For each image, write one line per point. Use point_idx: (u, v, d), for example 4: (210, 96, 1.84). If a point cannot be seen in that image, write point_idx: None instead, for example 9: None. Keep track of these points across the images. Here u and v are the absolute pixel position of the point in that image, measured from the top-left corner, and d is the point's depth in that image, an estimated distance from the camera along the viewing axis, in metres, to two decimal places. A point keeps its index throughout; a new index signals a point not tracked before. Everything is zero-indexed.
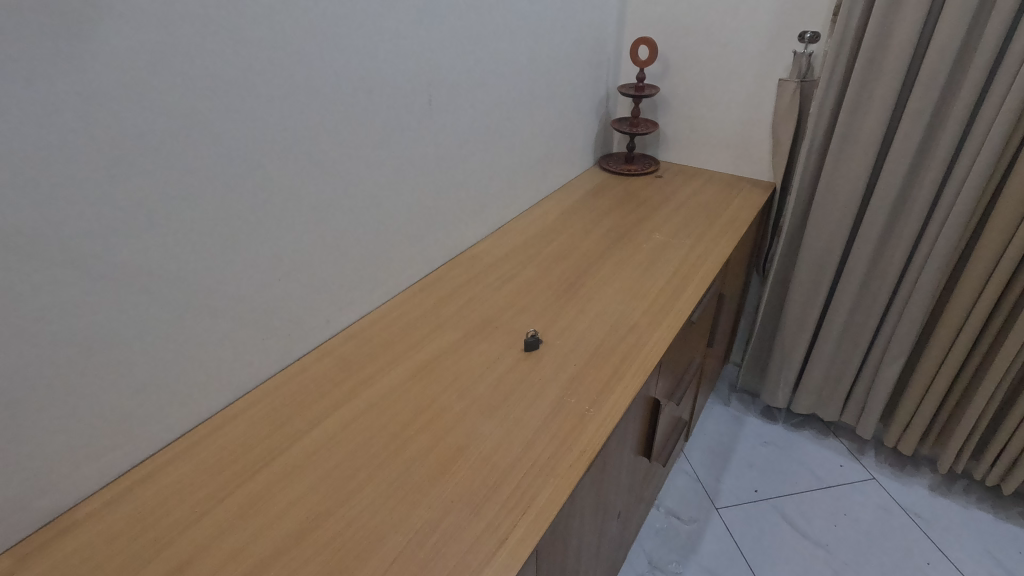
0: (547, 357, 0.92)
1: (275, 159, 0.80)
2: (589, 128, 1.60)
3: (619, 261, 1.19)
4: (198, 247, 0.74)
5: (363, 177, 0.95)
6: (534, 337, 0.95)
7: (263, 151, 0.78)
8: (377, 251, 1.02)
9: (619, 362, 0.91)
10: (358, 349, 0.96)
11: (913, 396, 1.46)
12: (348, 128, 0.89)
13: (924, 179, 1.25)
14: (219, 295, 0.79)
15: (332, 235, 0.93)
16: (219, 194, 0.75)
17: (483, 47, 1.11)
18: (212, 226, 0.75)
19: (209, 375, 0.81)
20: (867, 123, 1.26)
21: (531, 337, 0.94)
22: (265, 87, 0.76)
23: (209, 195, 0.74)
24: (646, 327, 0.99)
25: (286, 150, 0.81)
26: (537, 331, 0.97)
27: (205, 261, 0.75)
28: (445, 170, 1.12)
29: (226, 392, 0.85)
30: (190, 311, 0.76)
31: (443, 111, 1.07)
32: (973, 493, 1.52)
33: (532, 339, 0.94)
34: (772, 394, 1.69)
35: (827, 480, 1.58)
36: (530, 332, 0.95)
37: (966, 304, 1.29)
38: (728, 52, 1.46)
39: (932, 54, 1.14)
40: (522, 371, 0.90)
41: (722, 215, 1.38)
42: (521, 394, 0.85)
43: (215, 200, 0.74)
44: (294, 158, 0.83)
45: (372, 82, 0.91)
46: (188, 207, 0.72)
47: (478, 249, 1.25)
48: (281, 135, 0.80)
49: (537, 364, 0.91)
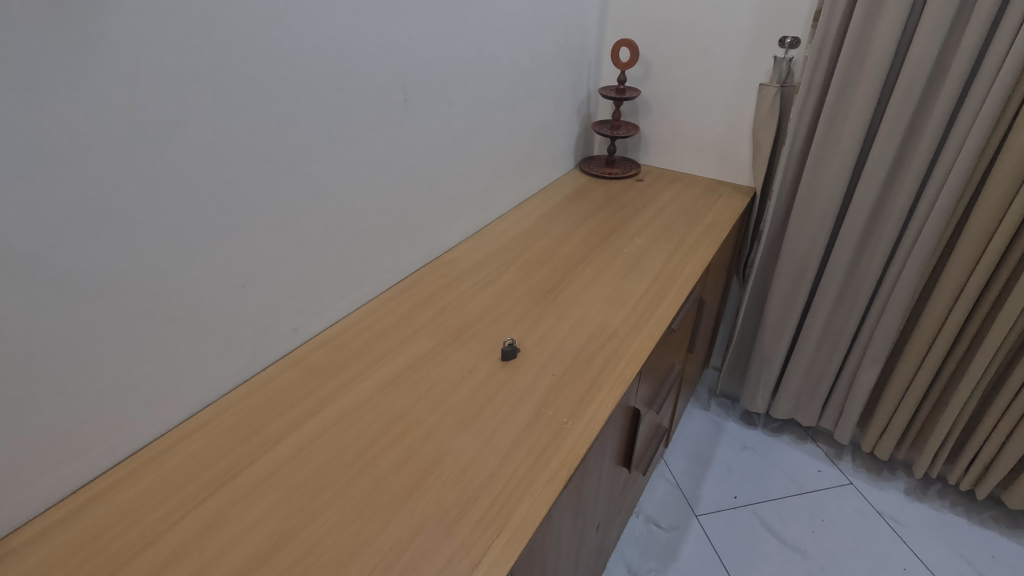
0: (525, 366, 0.90)
1: (239, 159, 0.76)
2: (570, 130, 1.58)
3: (599, 267, 1.17)
4: (156, 252, 0.70)
5: (335, 178, 0.91)
6: (512, 345, 0.92)
7: (226, 148, 0.74)
8: (349, 255, 0.98)
9: (598, 371, 0.89)
10: (328, 358, 0.92)
11: (890, 400, 1.47)
12: (319, 127, 0.86)
13: (902, 186, 1.25)
14: (179, 302, 0.74)
15: (302, 238, 0.89)
16: (179, 197, 0.70)
17: (461, 46, 1.08)
18: (172, 230, 0.71)
19: (170, 385, 0.77)
20: (846, 128, 1.26)
21: (509, 346, 0.91)
22: (232, 81, 0.72)
23: (172, 197, 0.69)
24: (626, 334, 0.97)
25: (252, 147, 0.77)
26: (514, 339, 0.94)
27: (164, 267, 0.71)
28: (422, 171, 1.08)
29: (186, 405, 0.80)
30: (147, 319, 0.71)
31: (421, 110, 1.03)
32: (947, 497, 1.53)
33: (510, 348, 0.91)
34: (752, 398, 1.69)
35: (805, 485, 1.58)
36: (508, 340, 0.92)
37: (942, 310, 1.30)
38: (709, 55, 1.45)
39: (911, 61, 1.14)
40: (499, 381, 0.87)
41: (703, 219, 1.37)
42: (499, 405, 0.83)
43: (178, 201, 0.70)
44: (260, 156, 0.78)
45: (345, 79, 0.87)
46: (148, 208, 0.67)
47: (456, 253, 1.22)
48: (247, 132, 0.76)
49: (514, 374, 0.88)
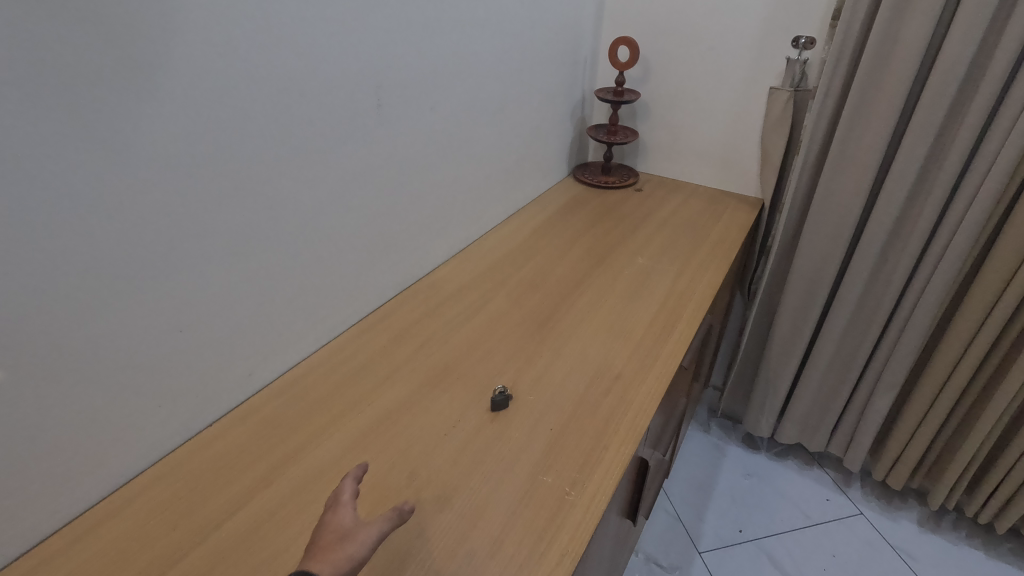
0: (519, 420, 0.77)
1: (167, 180, 0.62)
2: (564, 135, 1.46)
3: (599, 291, 1.05)
4: (62, 298, 0.57)
5: (294, 197, 0.77)
6: (503, 394, 0.79)
7: (146, 167, 0.60)
8: (313, 284, 0.85)
9: (603, 424, 0.76)
10: (286, 411, 0.79)
11: (905, 428, 1.37)
12: (273, 138, 0.72)
13: (926, 202, 1.15)
14: (87, 357, 0.60)
15: (254, 268, 0.75)
16: (93, 229, 0.57)
17: (443, 42, 0.95)
18: (84, 270, 0.58)
19: (82, 455, 0.63)
20: (866, 139, 1.15)
21: (500, 395, 0.79)
22: (153, 84, 0.58)
23: (81, 227, 0.56)
24: (633, 376, 0.85)
25: (186, 164, 0.63)
26: (505, 385, 0.82)
27: (75, 315, 0.58)
28: (400, 185, 0.95)
29: (112, 474, 0.67)
30: (53, 381, 0.58)
31: (396, 116, 0.90)
32: (963, 528, 1.44)
33: (500, 399, 0.79)
34: (756, 422, 1.59)
35: (813, 517, 1.48)
36: (498, 387, 0.80)
37: (966, 335, 1.20)
38: (715, 56, 1.33)
39: (941, 66, 1.03)
40: (487, 439, 0.74)
41: (708, 234, 1.26)
42: (487, 470, 0.70)
43: (90, 232, 0.57)
44: (196, 174, 0.64)
45: (304, 80, 0.73)
46: (49, 246, 0.54)
47: (439, 274, 1.09)
48: (179, 148, 0.62)
49: (506, 430, 0.76)
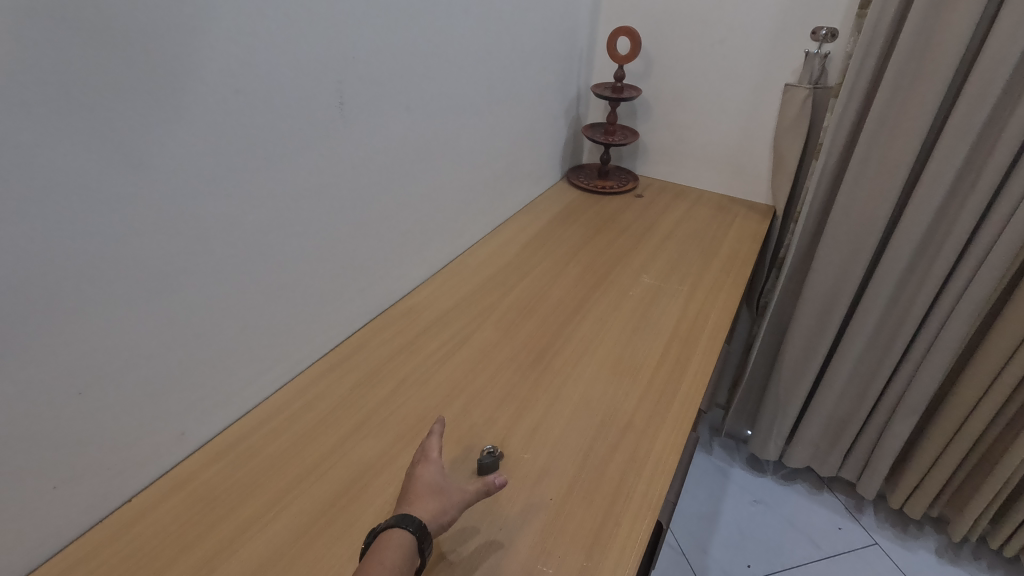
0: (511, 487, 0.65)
1: (40, 201, 0.47)
2: (557, 135, 1.32)
3: (601, 316, 0.92)
4: None
5: (234, 217, 0.63)
6: (491, 456, 0.66)
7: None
8: (263, 319, 0.71)
9: (613, 491, 0.64)
10: (225, 481, 0.65)
11: (926, 455, 1.27)
12: (203, 144, 0.58)
13: (960, 213, 1.04)
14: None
15: (181, 306, 0.60)
16: None
17: (420, 29, 0.81)
18: None
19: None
20: (894, 143, 1.04)
21: (489, 458, 0.66)
22: (154, 104, 0.52)
23: None
24: (646, 425, 0.72)
25: (75, 180, 0.48)
26: (495, 444, 0.69)
27: None
28: (369, 198, 0.81)
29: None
30: None
31: (363, 117, 0.76)
32: (984, 558, 1.34)
33: (489, 462, 0.65)
34: (763, 445, 1.48)
35: (826, 548, 1.37)
36: (487, 448, 0.67)
37: (1000, 357, 1.10)
38: (724, 49, 1.21)
39: (986, 60, 0.92)
40: (474, 515, 0.61)
41: (720, 247, 1.13)
42: (474, 556, 0.57)
43: None
44: (85, 192, 0.50)
45: (241, 73, 0.59)
46: None
47: (417, 297, 0.96)
48: (59, 160, 0.47)
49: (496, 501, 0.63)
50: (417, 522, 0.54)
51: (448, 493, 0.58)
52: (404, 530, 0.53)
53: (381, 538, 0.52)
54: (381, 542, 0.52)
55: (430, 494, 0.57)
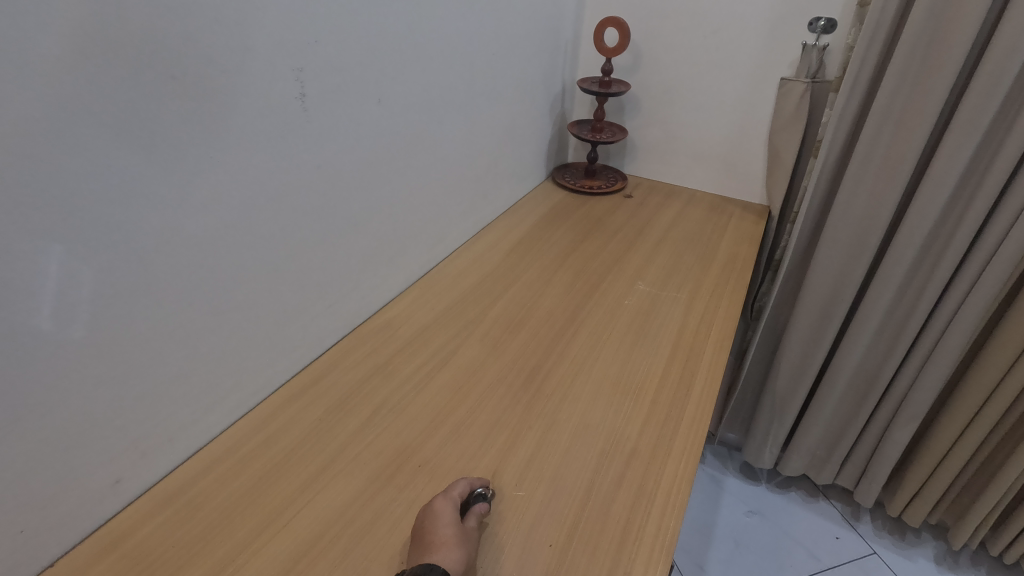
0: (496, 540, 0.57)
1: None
2: (542, 132, 1.25)
3: (597, 329, 0.85)
4: None
5: (176, 227, 0.54)
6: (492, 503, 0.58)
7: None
8: (215, 343, 0.62)
9: (620, 534, 0.56)
10: (169, 537, 0.56)
11: (926, 462, 1.23)
12: (127, 139, 0.48)
13: (965, 212, 0.99)
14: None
15: (108, 333, 0.51)
16: None
17: (392, 12, 0.72)
18: None
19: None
20: (899, 139, 0.98)
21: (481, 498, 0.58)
22: (202, 120, 0.53)
23: None
24: (651, 452, 0.65)
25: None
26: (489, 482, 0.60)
27: None
28: (338, 201, 0.73)
29: None
30: None
31: (328, 111, 0.67)
32: (982, 565, 1.31)
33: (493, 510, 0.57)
34: (758, 454, 1.43)
35: (824, 560, 1.33)
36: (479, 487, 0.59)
37: (1005, 362, 1.06)
38: (717, 41, 1.15)
39: (997, 50, 0.87)
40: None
41: (716, 251, 1.07)
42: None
43: None
44: (109, 205, 0.48)
45: (179, 57, 0.50)
46: None
47: (394, 311, 0.88)
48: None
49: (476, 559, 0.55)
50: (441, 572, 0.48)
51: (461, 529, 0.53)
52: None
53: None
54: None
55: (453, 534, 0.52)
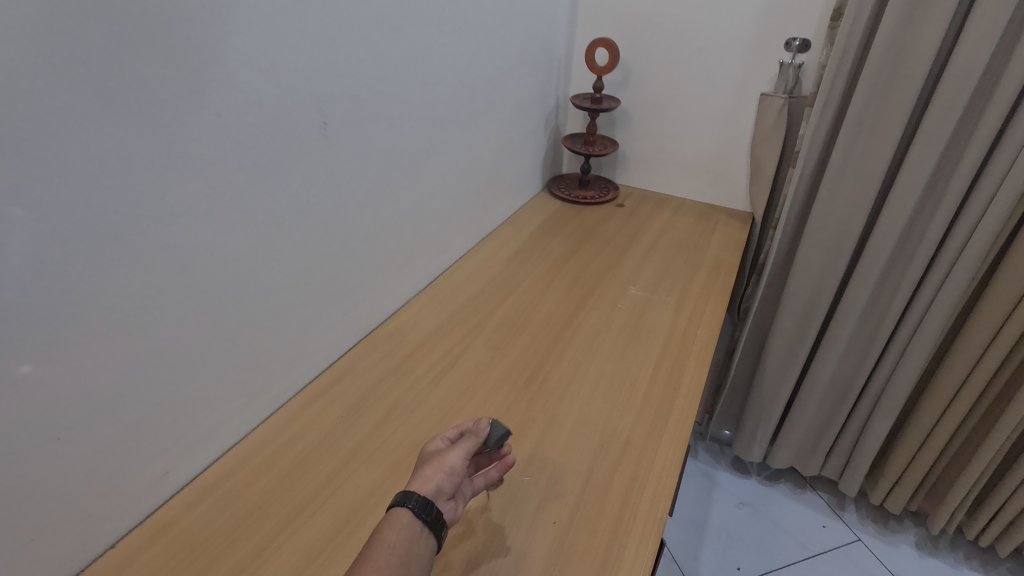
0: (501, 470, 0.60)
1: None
2: (537, 147, 1.32)
3: (592, 331, 0.91)
4: None
5: (216, 246, 0.61)
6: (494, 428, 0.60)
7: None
8: (245, 348, 0.68)
9: (617, 514, 0.63)
10: (212, 522, 0.62)
11: (905, 452, 1.30)
12: (177, 169, 0.55)
13: (932, 217, 1.06)
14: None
15: (162, 339, 0.58)
16: None
17: (401, 44, 0.79)
18: None
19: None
20: (870, 150, 1.06)
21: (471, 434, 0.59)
22: (241, 146, 0.60)
23: None
24: (644, 441, 0.72)
25: (18, 209, 0.44)
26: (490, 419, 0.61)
27: None
28: (352, 218, 0.79)
29: None
30: None
31: (345, 135, 0.74)
32: (961, 549, 1.38)
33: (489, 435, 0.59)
34: (747, 448, 1.50)
35: (812, 547, 1.40)
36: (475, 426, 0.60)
37: (972, 356, 1.13)
38: (700, 59, 1.22)
39: (954, 70, 0.94)
40: (460, 544, 0.59)
41: (703, 257, 1.14)
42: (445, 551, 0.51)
43: None
44: (164, 225, 0.55)
45: (219, 96, 0.57)
46: None
47: (403, 318, 0.94)
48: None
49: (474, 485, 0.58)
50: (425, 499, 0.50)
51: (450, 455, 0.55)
52: (404, 509, 0.49)
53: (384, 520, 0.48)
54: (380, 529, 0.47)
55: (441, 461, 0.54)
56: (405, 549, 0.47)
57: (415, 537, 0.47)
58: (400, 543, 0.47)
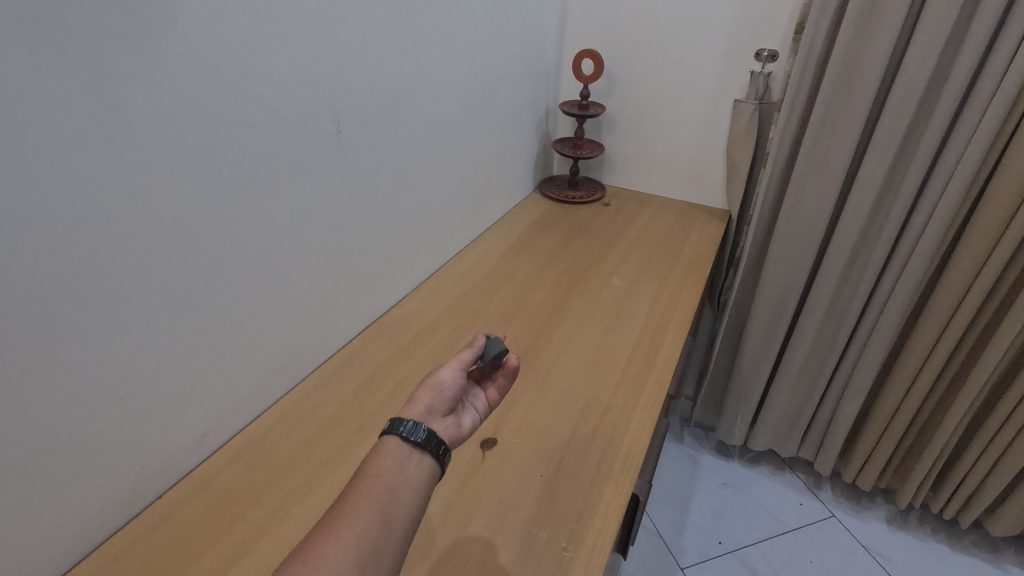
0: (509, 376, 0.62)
1: (60, 232, 0.51)
2: (529, 150, 1.42)
3: (578, 317, 1.01)
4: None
5: (247, 239, 0.70)
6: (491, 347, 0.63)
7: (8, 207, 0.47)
8: (270, 330, 0.77)
9: (596, 470, 0.73)
10: (245, 479, 0.72)
11: (873, 431, 1.40)
12: (217, 173, 0.64)
13: (889, 213, 1.15)
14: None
15: (204, 319, 0.67)
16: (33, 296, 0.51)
17: (404, 60, 0.89)
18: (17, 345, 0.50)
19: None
20: (832, 152, 1.15)
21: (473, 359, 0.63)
22: (268, 152, 0.70)
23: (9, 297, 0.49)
24: (622, 410, 0.81)
25: (100, 213, 0.54)
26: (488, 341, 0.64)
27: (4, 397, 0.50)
28: (363, 215, 0.89)
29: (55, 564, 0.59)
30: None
31: (357, 142, 0.84)
32: (928, 523, 1.49)
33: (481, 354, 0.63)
34: (729, 431, 1.60)
35: (789, 522, 1.49)
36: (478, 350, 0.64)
37: (930, 340, 1.23)
38: (679, 68, 1.32)
39: (904, 78, 1.03)
40: (462, 494, 0.69)
41: (681, 251, 1.24)
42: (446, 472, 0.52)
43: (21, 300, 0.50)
44: (208, 222, 0.65)
45: (251, 110, 0.66)
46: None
47: (407, 306, 1.04)
48: (84, 191, 0.52)
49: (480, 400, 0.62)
50: (415, 424, 0.51)
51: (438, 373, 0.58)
52: (393, 436, 0.50)
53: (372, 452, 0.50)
54: (368, 461, 0.49)
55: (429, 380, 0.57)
56: (394, 475, 0.48)
57: (406, 460, 0.49)
58: (389, 470, 0.48)
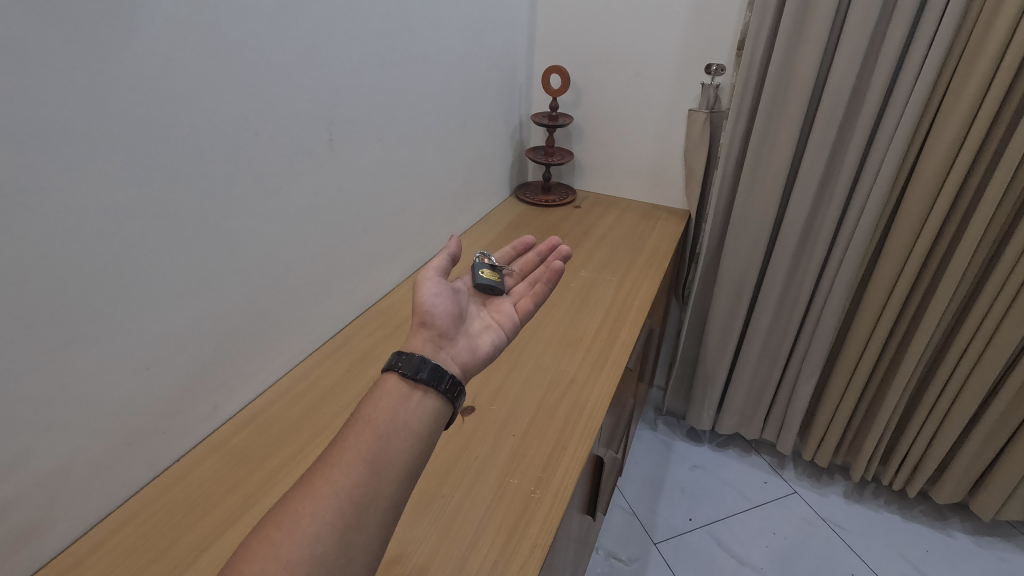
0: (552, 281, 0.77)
1: (94, 225, 0.61)
2: (505, 158, 1.54)
3: (548, 304, 1.12)
4: (40, 342, 0.59)
5: (254, 233, 0.81)
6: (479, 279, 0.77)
7: (58, 200, 0.57)
8: (270, 314, 0.87)
9: (561, 429, 0.83)
10: (253, 443, 0.82)
11: (827, 409, 1.52)
12: (227, 174, 0.75)
13: (827, 208, 1.29)
14: (21, 408, 0.58)
15: (215, 302, 0.77)
16: (77, 274, 0.61)
17: (389, 76, 1.01)
18: (61, 316, 0.60)
19: (36, 505, 0.62)
20: (774, 154, 1.29)
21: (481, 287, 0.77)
22: (271, 158, 0.81)
23: (56, 275, 0.59)
24: (585, 380, 0.92)
25: (125, 208, 0.63)
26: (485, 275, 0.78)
27: (51, 359, 0.60)
28: (353, 215, 1.00)
29: (88, 511, 0.68)
30: (30, 425, 0.59)
31: (347, 149, 0.95)
32: (881, 496, 1.61)
33: (479, 277, 0.77)
34: (698, 416, 1.71)
35: (753, 498, 1.60)
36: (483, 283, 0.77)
37: (870, 323, 1.35)
38: (639, 81, 1.46)
39: (831, 89, 1.17)
40: (445, 451, 0.79)
41: (644, 245, 1.36)
42: (448, 405, 0.61)
43: (65, 279, 0.60)
44: (219, 217, 0.75)
45: (256, 122, 0.77)
46: (37, 296, 0.58)
47: (393, 298, 1.14)
48: (112, 191, 0.62)
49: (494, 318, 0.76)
50: (420, 365, 0.61)
51: (430, 294, 0.69)
52: (394, 373, 0.60)
53: (379, 387, 0.59)
54: (374, 398, 0.58)
55: (426, 305, 0.68)
56: (392, 420, 0.56)
57: (409, 397, 0.59)
58: (388, 413, 0.57)
